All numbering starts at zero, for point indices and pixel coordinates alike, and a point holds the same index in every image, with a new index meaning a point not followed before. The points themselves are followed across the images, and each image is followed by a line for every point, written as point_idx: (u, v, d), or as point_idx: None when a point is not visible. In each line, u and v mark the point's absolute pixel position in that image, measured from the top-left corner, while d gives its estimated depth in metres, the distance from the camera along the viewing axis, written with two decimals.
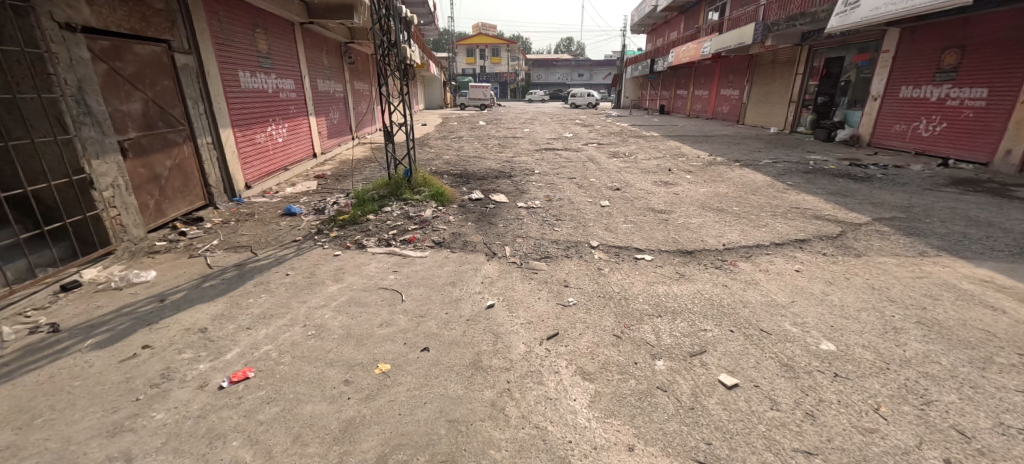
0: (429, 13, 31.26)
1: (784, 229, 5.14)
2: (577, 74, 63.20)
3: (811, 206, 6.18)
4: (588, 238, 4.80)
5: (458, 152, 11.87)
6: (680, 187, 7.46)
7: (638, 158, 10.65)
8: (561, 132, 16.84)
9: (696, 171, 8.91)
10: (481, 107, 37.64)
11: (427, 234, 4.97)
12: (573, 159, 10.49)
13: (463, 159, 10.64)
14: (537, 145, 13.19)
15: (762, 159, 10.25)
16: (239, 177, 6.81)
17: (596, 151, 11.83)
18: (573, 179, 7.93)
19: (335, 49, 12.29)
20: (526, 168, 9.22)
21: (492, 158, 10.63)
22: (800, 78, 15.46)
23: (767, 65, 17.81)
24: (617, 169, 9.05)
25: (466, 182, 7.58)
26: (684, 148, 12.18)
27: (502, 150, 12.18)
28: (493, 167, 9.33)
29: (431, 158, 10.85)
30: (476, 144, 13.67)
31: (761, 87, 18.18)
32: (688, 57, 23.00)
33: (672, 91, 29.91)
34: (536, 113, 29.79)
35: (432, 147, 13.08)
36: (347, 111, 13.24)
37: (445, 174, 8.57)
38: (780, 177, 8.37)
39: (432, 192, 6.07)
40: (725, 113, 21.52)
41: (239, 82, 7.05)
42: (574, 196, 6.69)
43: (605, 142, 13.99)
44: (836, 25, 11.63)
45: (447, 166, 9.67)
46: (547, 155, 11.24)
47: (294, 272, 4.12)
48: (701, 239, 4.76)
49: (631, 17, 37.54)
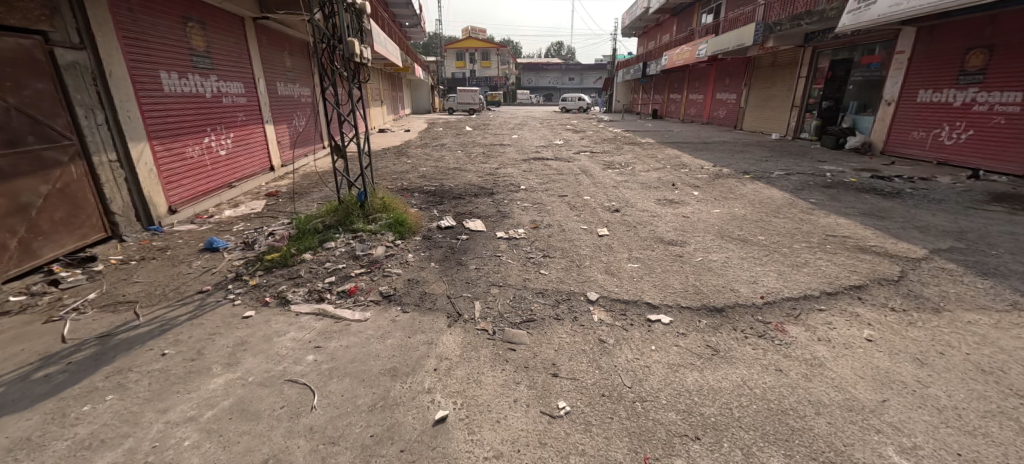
0: (414, 16, 30.18)
1: (830, 270, 4.06)
2: (567, 78, 62.40)
3: (850, 234, 5.13)
4: (584, 286, 3.68)
5: (437, 163, 10.71)
6: (688, 207, 6.40)
7: (636, 169, 9.61)
8: (551, 139, 15.79)
9: (703, 185, 7.88)
10: (470, 111, 36.60)
11: (374, 282, 3.80)
12: (565, 171, 9.39)
13: (441, 172, 9.48)
14: (525, 154, 12.07)
15: (772, 170, 9.27)
16: (158, 200, 5.62)
17: (591, 161, 10.77)
18: (564, 198, 6.82)
19: (302, 49, 11.12)
20: (511, 182, 8.10)
21: (473, 171, 9.47)
22: (804, 81, 14.51)
23: (767, 68, 16.89)
24: (614, 183, 7.98)
25: (439, 203, 6.43)
26: (684, 158, 11.18)
27: (487, 160, 11.04)
28: (474, 182, 8.19)
29: (405, 171, 9.68)
30: (458, 153, 12.53)
31: (760, 91, 17.26)
32: (682, 60, 22.04)
33: (665, 95, 28.99)
34: (525, 118, 28.80)
35: (409, 157, 11.91)
36: (316, 117, 12.03)
37: (417, 191, 7.41)
38: (799, 192, 7.36)
39: (392, 219, 4.93)
40: (722, 118, 20.61)
41: (163, 86, 5.88)
42: (566, 221, 5.57)
43: (598, 150, 12.97)
44: (848, 24, 10.47)
45: (421, 180, 8.51)
46: (536, 166, 10.14)
47: (174, 349, 2.99)
48: (729, 286, 3.67)
49: (622, 20, 36.60)
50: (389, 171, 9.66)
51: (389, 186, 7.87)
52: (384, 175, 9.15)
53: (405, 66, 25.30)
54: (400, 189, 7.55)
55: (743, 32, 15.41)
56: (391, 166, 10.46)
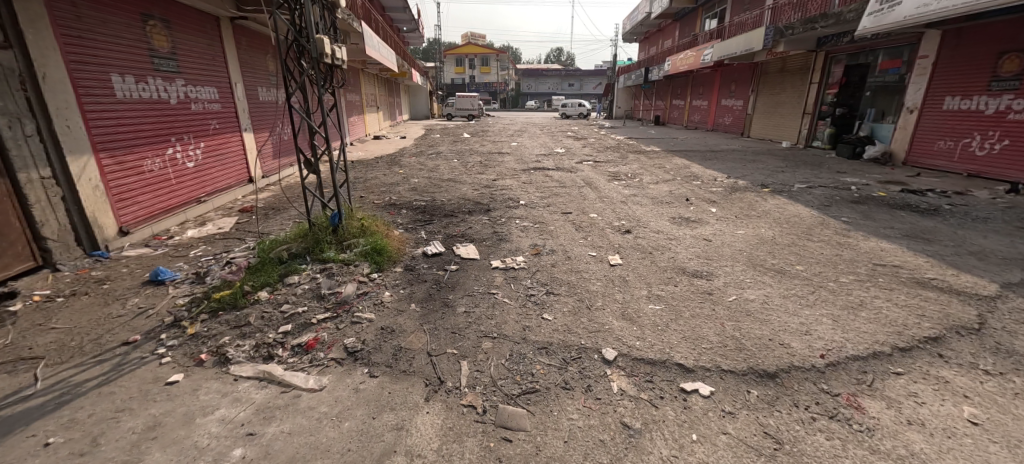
0: (412, 21, 29.59)
1: (894, 314, 3.35)
2: (568, 84, 61.93)
3: (901, 264, 4.42)
4: (597, 339, 2.98)
5: (430, 174, 10.02)
6: (708, 227, 5.71)
7: (645, 181, 8.92)
8: (552, 146, 15.14)
9: (720, 200, 7.19)
10: (469, 117, 36.05)
11: (338, 331, 3.09)
12: (568, 183, 8.72)
13: (434, 183, 8.79)
14: (525, 163, 11.37)
15: (791, 183, 8.60)
16: (107, 221, 4.95)
17: (595, 172, 10.09)
18: (567, 216, 6.12)
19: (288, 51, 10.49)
20: (510, 196, 7.40)
21: (469, 182, 8.78)
22: (816, 87, 13.85)
23: (775, 73, 16.23)
24: (622, 197, 7.29)
25: (428, 222, 5.72)
26: (693, 168, 10.53)
27: (484, 170, 10.35)
28: (469, 196, 7.50)
29: (395, 182, 8.99)
30: (454, 162, 11.84)
31: (768, 97, 16.60)
32: (686, 65, 21.41)
33: (668, 101, 28.37)
34: (525, 124, 28.23)
35: (402, 167, 11.22)
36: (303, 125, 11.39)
37: (406, 207, 6.72)
38: (827, 208, 6.67)
39: (371, 244, 4.25)
40: (728, 125, 19.97)
41: (115, 90, 5.23)
42: (571, 244, 4.87)
43: (602, 159, 12.32)
44: (870, 26, 9.77)
45: (412, 193, 7.82)
46: (536, 177, 9.45)
47: (64, 437, 2.30)
48: (776, 338, 2.97)
49: (623, 24, 36.03)
50: (378, 183, 8.98)
51: (375, 202, 7.17)
52: (371, 188, 8.46)
53: (402, 71, 24.68)
54: (387, 205, 6.86)
55: (750, 36, 14.69)
56: (381, 176, 9.77)
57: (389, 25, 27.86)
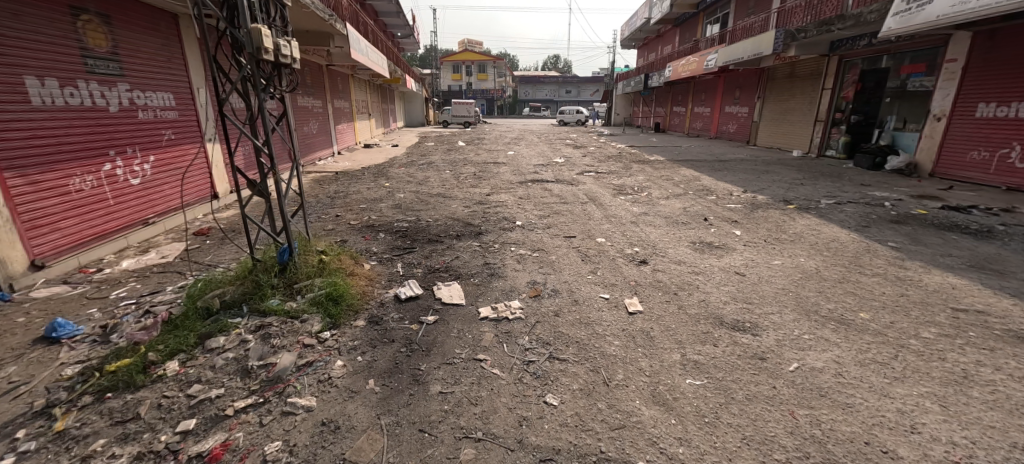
0: (405, 26, 28.84)
1: (1017, 394, 2.50)
2: (565, 90, 61.40)
3: (986, 309, 3.58)
4: (625, 444, 2.16)
5: (418, 187, 9.16)
6: (736, 255, 4.86)
7: (653, 196, 8.10)
8: (551, 156, 14.34)
9: (743, 219, 6.35)
10: (465, 124, 35.30)
11: (260, 430, 2.24)
12: (569, 198, 7.87)
13: (421, 199, 7.94)
14: (521, 175, 10.53)
15: (815, 197, 7.79)
16: (9, 254, 4.18)
17: (598, 185, 9.25)
18: (570, 241, 5.28)
19: None
20: (504, 215, 6.55)
21: (460, 198, 7.93)
22: (829, 92, 13.07)
23: (783, 79, 15.46)
24: (631, 217, 6.46)
25: (407, 250, 4.87)
26: (704, 180, 9.72)
27: (478, 183, 9.52)
28: (458, 215, 6.64)
29: (378, 198, 8.13)
30: (445, 174, 10.99)
31: (776, 104, 15.82)
32: (688, 71, 20.68)
33: (669, 108, 27.66)
34: (522, 131, 27.48)
35: (388, 179, 10.36)
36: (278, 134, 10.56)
37: (385, 229, 5.86)
38: (865, 230, 5.85)
39: (328, 288, 3.39)
40: (731, 132, 19.23)
41: (24, 97, 4.43)
42: (577, 281, 4.01)
43: (604, 169, 11.51)
44: (896, 27, 8.92)
45: (395, 212, 6.97)
46: (535, 191, 8.60)
47: None
48: (873, 443, 2.16)
49: (621, 30, 35.44)
50: (359, 199, 8.11)
51: (350, 223, 6.31)
52: (351, 204, 7.60)
53: (394, 77, 23.87)
54: (364, 227, 5.99)
55: (758, 40, 13.93)
56: (363, 191, 8.90)
57: (381, 29, 27.08)
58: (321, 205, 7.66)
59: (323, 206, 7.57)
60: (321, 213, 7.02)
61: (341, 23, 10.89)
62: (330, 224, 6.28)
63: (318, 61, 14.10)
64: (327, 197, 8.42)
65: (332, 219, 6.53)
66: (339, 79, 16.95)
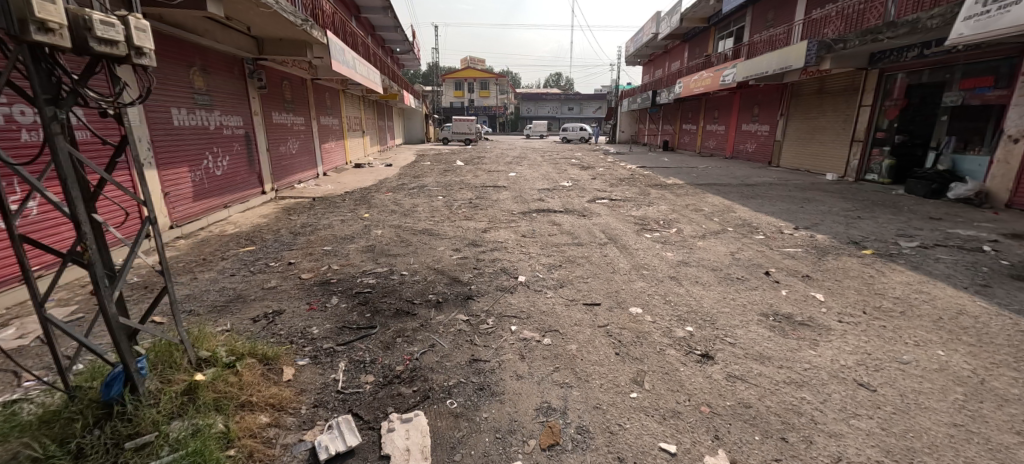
0: (403, 42, 27.75)
1: None
2: (567, 108, 60.42)
3: None
4: None
5: (403, 220, 7.72)
6: (837, 341, 3.37)
7: (687, 234, 6.62)
8: (557, 178, 12.92)
9: (815, 272, 4.85)
10: (466, 141, 34.11)
11: None
12: (583, 236, 6.39)
13: (402, 237, 6.48)
14: (524, 203, 9.10)
15: (888, 236, 6.32)
16: None
17: (616, 217, 7.78)
18: (594, 314, 3.79)
19: (218, 64, 8.41)
20: (504, 265, 5.07)
21: (449, 237, 6.46)
22: (865, 110, 11.67)
23: (809, 95, 14.00)
24: (668, 267, 4.97)
25: (362, 333, 3.39)
26: (739, 210, 8.26)
27: (474, 214, 8.07)
28: (444, 264, 5.16)
29: (351, 235, 6.69)
30: (437, 201, 9.55)
31: (801, 122, 14.35)
32: (700, 87, 19.40)
33: (678, 125, 26.39)
34: (525, 150, 26.19)
35: (369, 208, 8.93)
36: (240, 155, 9.17)
37: (341, 289, 4.37)
38: (988, 290, 4.37)
39: (184, 450, 2.02)
40: (749, 152, 17.83)
41: None
42: (618, 406, 2.54)
43: (619, 196, 10.05)
44: (969, 33, 7.46)
45: (364, 257, 5.50)
46: (541, 226, 7.14)
47: None
48: None
49: (626, 46, 34.43)
50: (328, 237, 6.67)
51: (302, 275, 4.85)
52: (313, 245, 6.18)
53: (390, 93, 22.71)
54: (316, 284, 4.52)
55: (786, 53, 12.56)
56: (335, 224, 7.46)
57: (377, 44, 25.95)
58: (279, 247, 6.23)
59: (279, 248, 6.13)
60: (273, 259, 5.58)
61: (319, 32, 9.57)
62: (277, 278, 4.83)
63: (299, 75, 12.77)
64: (291, 233, 6.97)
65: (283, 271, 5.08)
66: (327, 95, 15.66)
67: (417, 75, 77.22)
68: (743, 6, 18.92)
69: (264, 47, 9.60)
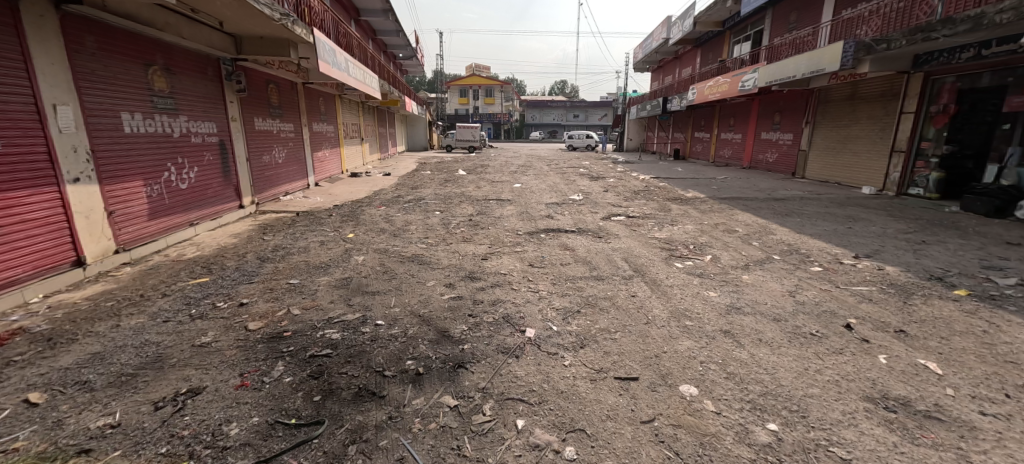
0: (406, 47, 26.90)
1: None
2: (573, 115, 59.43)
3: None
4: None
5: (390, 242, 6.67)
6: (995, 458, 2.30)
7: (727, 263, 5.52)
8: (566, 191, 11.84)
9: (909, 324, 3.76)
10: (470, 149, 33.13)
11: None
12: (602, 266, 5.32)
13: (386, 266, 5.43)
14: (530, 221, 8.03)
15: (974, 269, 5.20)
16: None
17: (637, 240, 6.70)
18: (633, 397, 2.73)
19: (185, 63, 7.45)
20: (507, 311, 4.00)
21: (441, 266, 5.40)
22: (906, 116, 10.55)
23: (840, 101, 12.88)
24: (717, 315, 3.88)
25: (300, 438, 2.35)
26: (778, 231, 7.16)
27: (473, 234, 7.01)
28: (432, 308, 4.10)
29: (326, 262, 5.64)
30: (432, 217, 8.49)
31: (830, 130, 13.23)
32: (716, 93, 18.33)
33: (690, 133, 25.32)
34: (531, 158, 25.16)
35: (356, 226, 7.89)
36: (213, 166, 8.21)
37: (291, 349, 3.32)
38: None
39: None
40: (769, 162, 16.72)
41: None
42: None
43: (636, 213, 8.97)
44: None
45: (334, 296, 4.44)
46: (550, 251, 6.07)
47: None
48: None
49: (635, 51, 33.43)
50: (298, 264, 5.63)
51: (249, 325, 3.80)
52: (278, 277, 5.14)
53: (390, 99, 21.77)
54: (261, 341, 3.46)
55: (817, 55, 11.49)
56: (312, 247, 6.43)
57: (378, 48, 25.10)
58: (237, 279, 5.18)
59: (237, 281, 5.09)
60: (223, 298, 4.53)
61: (304, 29, 8.64)
62: (218, 329, 3.78)
63: (287, 79, 11.81)
64: (258, 259, 5.95)
65: (228, 316, 4.04)
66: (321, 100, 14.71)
67: (422, 82, 76.74)
68: (763, 8, 17.89)
69: (243, 46, 8.67)
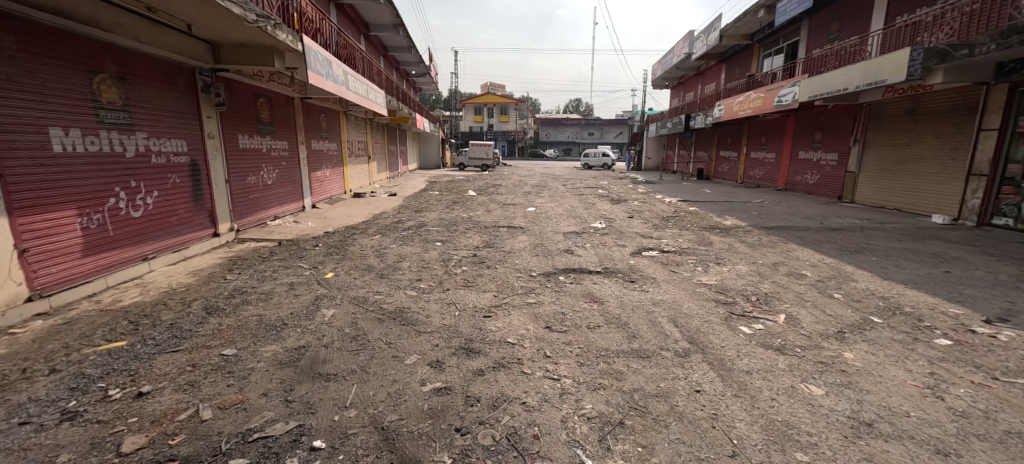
0: (419, 64, 26.19)
1: None
2: (588, 133, 58.35)
3: None
4: None
5: (374, 286, 5.42)
6: None
7: (812, 330, 4.13)
8: (586, 217, 10.52)
9: None
10: (484, 167, 32.12)
11: None
12: (644, 333, 3.97)
13: (358, 327, 4.14)
14: (545, 257, 6.72)
15: None
16: None
17: (681, 287, 5.34)
18: None
19: (145, 72, 6.37)
20: (514, 424, 2.69)
21: (431, 328, 4.10)
22: (990, 134, 9.01)
23: (897, 118, 11.41)
24: (842, 441, 2.50)
25: None
26: (858, 275, 5.74)
27: (476, 276, 5.71)
28: (405, 413, 2.80)
29: (285, 317, 4.38)
30: (431, 251, 7.24)
31: (885, 150, 11.74)
32: (747, 109, 16.93)
33: (715, 152, 23.96)
34: (546, 177, 23.93)
35: (341, 262, 6.68)
36: (181, 190, 7.06)
37: None
38: None
39: None
40: (809, 184, 15.22)
41: None
42: None
43: (671, 246, 7.60)
44: None
45: (273, 383, 3.16)
46: (572, 304, 4.74)
47: None
48: None
49: (654, 68, 32.31)
50: (249, 319, 4.38)
51: (126, 444, 2.60)
52: (214, 342, 3.89)
53: (400, 116, 20.88)
54: None
55: (873, 66, 10.08)
56: (278, 293, 5.21)
57: (390, 64, 24.34)
58: (162, 344, 3.94)
59: (161, 348, 3.86)
60: (123, 382, 3.30)
61: (290, 36, 7.56)
62: (78, 450, 2.56)
63: (282, 92, 10.77)
64: (204, 309, 4.73)
65: (108, 424, 2.78)
66: (322, 116, 13.75)
67: (438, 102, 76.92)
68: (798, 18, 16.59)
69: (222, 55, 7.62)
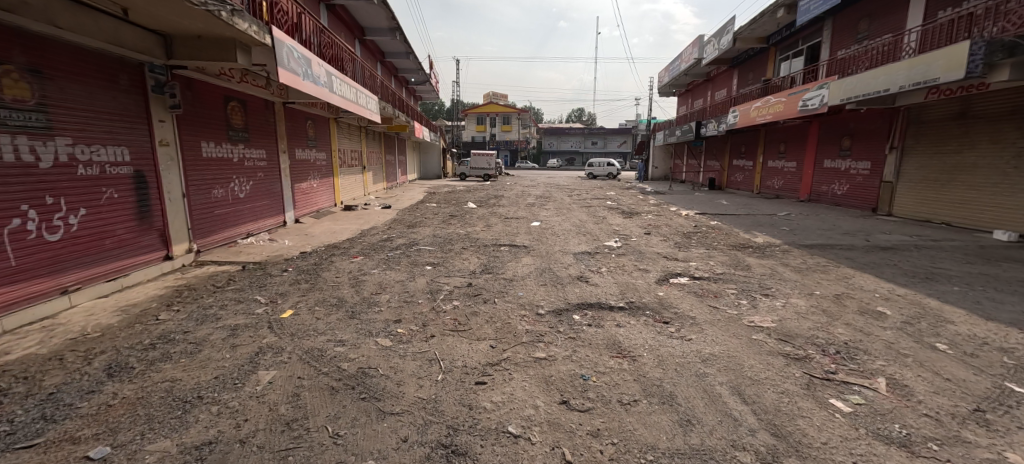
0: (419, 71, 25.20)
1: None
2: (592, 142, 57.32)
3: None
4: None
5: (340, 331, 4.25)
6: None
7: (936, 410, 2.94)
8: (598, 233, 9.33)
9: None
10: (486, 177, 31.03)
11: None
12: (702, 416, 2.79)
13: (299, 403, 2.97)
14: (554, 288, 5.53)
15: None
16: None
17: (732, 332, 4.16)
18: None
19: (70, 66, 5.28)
20: None
21: (404, 405, 2.95)
22: None
23: (943, 122, 10.26)
24: None
25: None
26: (954, 316, 4.54)
27: (468, 316, 4.52)
28: None
29: (203, 385, 3.22)
30: (418, 278, 6.07)
31: (929, 158, 10.56)
32: (766, 114, 15.80)
33: (728, 160, 22.86)
34: (551, 187, 22.82)
35: (308, 293, 5.52)
36: (121, 207, 5.90)
37: None
38: None
39: None
40: (836, 195, 14.04)
41: None
42: None
43: (703, 271, 6.40)
44: None
45: None
46: (595, 361, 3.53)
47: None
48: None
49: (661, 74, 31.26)
50: (156, 388, 3.22)
51: None
52: (85, 432, 2.73)
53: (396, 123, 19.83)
54: None
55: (918, 63, 8.92)
56: (215, 341, 4.04)
57: (387, 70, 23.38)
58: (17, 433, 2.78)
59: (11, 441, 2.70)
60: None
61: (253, 26, 6.46)
62: None
63: (257, 96, 9.65)
64: (106, 369, 3.57)
65: None
66: (308, 123, 12.67)
67: (440, 112, 76.32)
68: (821, 18, 15.51)
69: (175, 49, 6.46)
